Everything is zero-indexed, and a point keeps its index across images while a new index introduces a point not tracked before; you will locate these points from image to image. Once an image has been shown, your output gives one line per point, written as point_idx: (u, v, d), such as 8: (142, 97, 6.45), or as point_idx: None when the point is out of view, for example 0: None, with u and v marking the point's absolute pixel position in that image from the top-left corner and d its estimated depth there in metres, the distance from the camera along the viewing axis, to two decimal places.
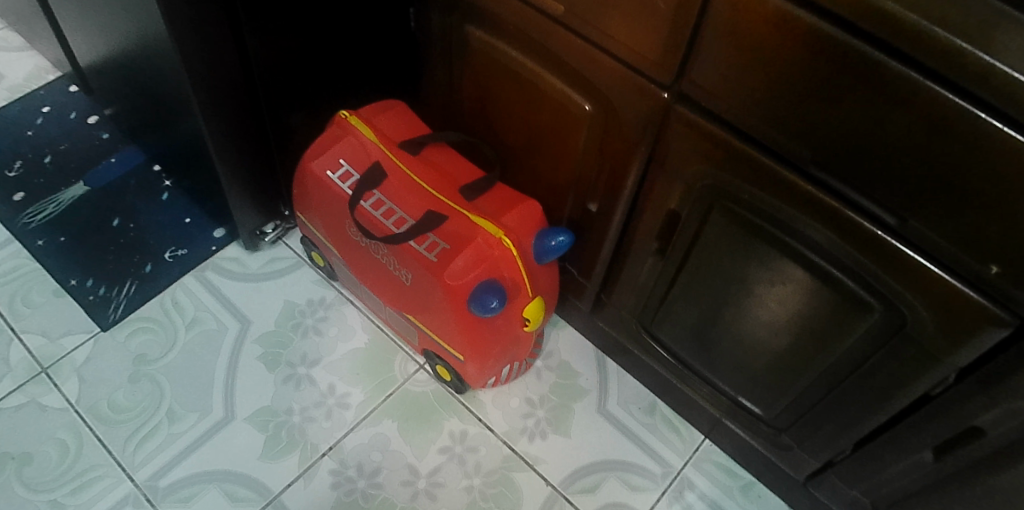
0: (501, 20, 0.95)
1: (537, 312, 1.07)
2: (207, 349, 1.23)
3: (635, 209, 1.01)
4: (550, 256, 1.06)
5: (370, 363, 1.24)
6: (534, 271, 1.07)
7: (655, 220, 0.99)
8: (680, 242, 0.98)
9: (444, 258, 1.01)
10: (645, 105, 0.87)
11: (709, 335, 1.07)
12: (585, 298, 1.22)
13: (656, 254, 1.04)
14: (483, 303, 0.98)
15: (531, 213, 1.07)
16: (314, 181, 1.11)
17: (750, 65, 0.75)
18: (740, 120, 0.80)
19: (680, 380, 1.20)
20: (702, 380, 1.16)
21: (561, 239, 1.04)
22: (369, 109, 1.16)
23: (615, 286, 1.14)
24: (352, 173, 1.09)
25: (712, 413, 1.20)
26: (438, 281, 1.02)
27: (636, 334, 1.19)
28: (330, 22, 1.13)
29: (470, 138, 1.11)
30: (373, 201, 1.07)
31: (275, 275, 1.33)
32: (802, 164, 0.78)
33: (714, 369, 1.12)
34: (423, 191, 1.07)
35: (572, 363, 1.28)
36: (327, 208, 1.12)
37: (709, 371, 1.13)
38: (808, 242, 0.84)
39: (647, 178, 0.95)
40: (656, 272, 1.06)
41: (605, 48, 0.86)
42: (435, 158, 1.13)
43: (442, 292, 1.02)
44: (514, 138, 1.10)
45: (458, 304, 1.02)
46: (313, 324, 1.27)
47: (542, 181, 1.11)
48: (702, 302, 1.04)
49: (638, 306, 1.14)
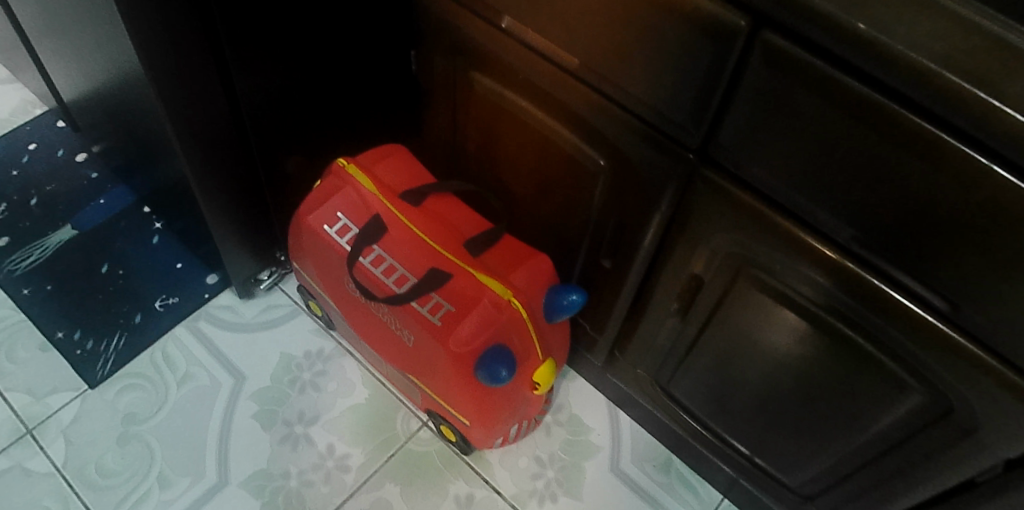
0: (510, 69, 0.88)
1: (547, 375, 1.00)
2: (199, 407, 1.18)
3: (652, 269, 0.94)
4: (561, 316, 0.99)
5: (371, 421, 1.18)
6: (544, 332, 1.00)
7: (674, 283, 0.92)
8: (701, 305, 0.92)
9: (449, 323, 0.95)
10: (665, 166, 0.80)
11: (730, 398, 1.01)
12: (597, 352, 1.15)
13: (675, 316, 0.97)
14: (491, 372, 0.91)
15: (542, 269, 1.00)
16: (310, 234, 1.05)
17: (777, 129, 0.68)
18: (772, 190, 0.73)
19: (698, 440, 1.13)
20: (722, 442, 1.09)
21: (574, 298, 0.97)
22: (368, 156, 1.09)
23: (629, 343, 1.07)
24: (350, 227, 1.03)
25: (730, 474, 1.13)
26: (442, 346, 0.95)
27: (652, 391, 1.12)
28: (323, 61, 1.06)
29: (475, 187, 1.05)
30: (372, 257, 1.01)
31: (270, 325, 1.27)
32: (842, 240, 0.71)
33: (734, 432, 1.05)
34: (426, 246, 1.00)
35: (583, 417, 1.21)
36: (324, 263, 1.06)
37: (729, 433, 1.06)
38: (845, 318, 0.77)
39: (667, 239, 0.88)
40: (674, 333, 0.99)
41: (624, 105, 0.79)
42: (438, 208, 1.06)
43: (447, 358, 0.95)
44: (522, 187, 1.03)
45: (464, 370, 0.96)
46: (310, 379, 1.21)
47: (552, 233, 1.04)
48: (725, 366, 0.97)
49: (654, 365, 1.07)
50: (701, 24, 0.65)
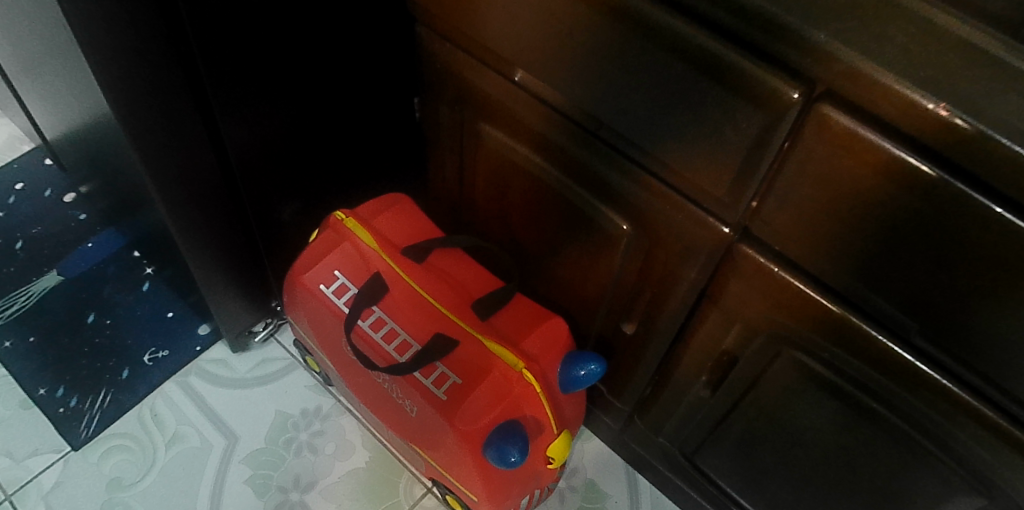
0: (522, 123, 0.81)
1: (562, 450, 0.91)
2: (189, 471, 1.10)
3: (678, 340, 0.85)
4: (578, 387, 0.90)
5: (371, 487, 1.10)
6: (559, 404, 0.91)
7: (704, 356, 0.83)
8: (731, 382, 0.83)
9: (455, 396, 0.86)
10: (695, 235, 0.72)
11: (762, 476, 0.91)
12: (615, 417, 1.06)
13: (705, 389, 0.87)
14: (500, 454, 0.82)
15: (557, 334, 0.92)
16: (305, 294, 0.97)
17: (828, 205, 0.59)
18: (820, 272, 0.65)
19: None
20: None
21: (592, 368, 0.88)
22: (368, 208, 1.01)
23: (650, 412, 0.98)
24: (349, 287, 0.95)
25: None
26: (447, 422, 0.87)
27: (676, 461, 1.02)
28: (320, 105, 0.99)
29: (483, 243, 0.97)
30: (372, 320, 0.93)
31: (266, 380, 1.20)
32: (902, 330, 0.63)
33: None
34: (431, 309, 0.93)
35: (599, 483, 1.13)
36: (319, 324, 0.98)
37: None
38: (900, 411, 0.69)
39: (697, 311, 0.80)
40: (701, 408, 0.90)
41: (649, 168, 0.71)
42: (442, 266, 0.98)
43: (453, 435, 0.87)
44: (535, 244, 0.95)
45: (471, 448, 0.87)
46: (307, 439, 1.14)
47: (567, 293, 0.96)
48: (759, 444, 0.87)
49: (678, 436, 0.97)
50: (742, 90, 0.58)
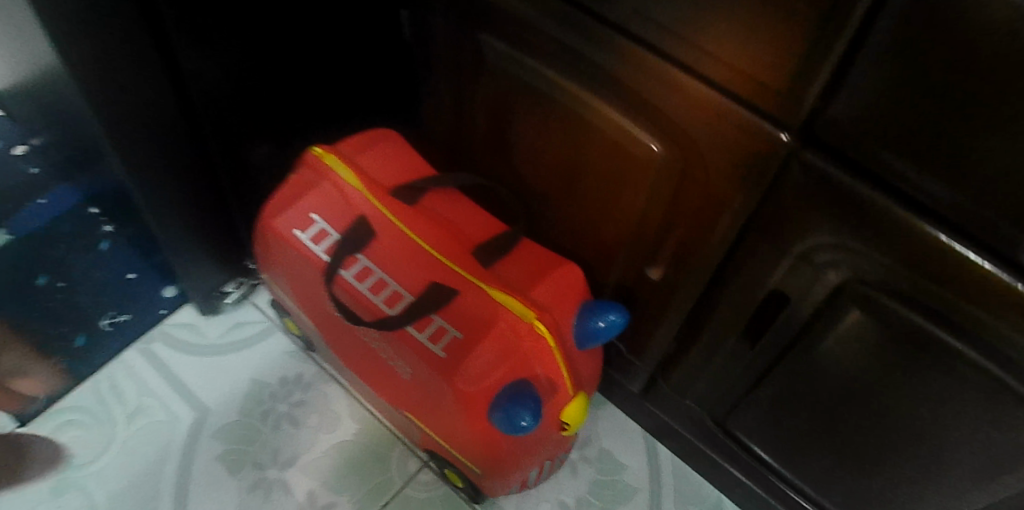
0: (531, 27, 0.68)
1: (579, 414, 0.79)
2: (153, 447, 0.98)
3: (714, 283, 0.73)
4: (596, 341, 0.78)
5: (360, 462, 0.98)
6: (575, 361, 0.79)
7: (745, 300, 0.71)
8: (777, 329, 0.71)
9: (455, 354, 0.74)
10: (745, 147, 0.60)
11: (807, 441, 0.80)
12: (634, 379, 0.94)
13: (745, 341, 0.75)
14: (510, 418, 0.70)
15: (570, 282, 0.79)
16: (278, 242, 0.84)
17: (928, 92, 0.48)
18: (906, 184, 0.53)
19: (759, 485, 0.93)
20: (792, 488, 0.88)
21: (611, 319, 0.77)
22: (350, 143, 0.88)
23: (677, 371, 0.86)
24: (329, 232, 0.82)
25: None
26: (446, 383, 0.75)
27: (704, 427, 0.91)
28: (293, 25, 0.86)
29: (484, 181, 0.84)
30: (356, 269, 0.80)
31: (240, 346, 1.08)
32: (1010, 251, 0.51)
33: (809, 480, 0.84)
34: (425, 255, 0.80)
35: (614, 453, 1.02)
36: (296, 276, 0.85)
37: (802, 480, 0.85)
38: (994, 356, 0.57)
39: (741, 245, 0.67)
40: (738, 363, 0.78)
41: (690, 68, 0.59)
42: (438, 208, 0.85)
43: (454, 398, 0.75)
44: (544, 179, 0.82)
45: (474, 412, 0.75)
46: (287, 411, 1.01)
47: (583, 236, 0.84)
48: (805, 403, 0.76)
49: (708, 397, 0.86)
50: None
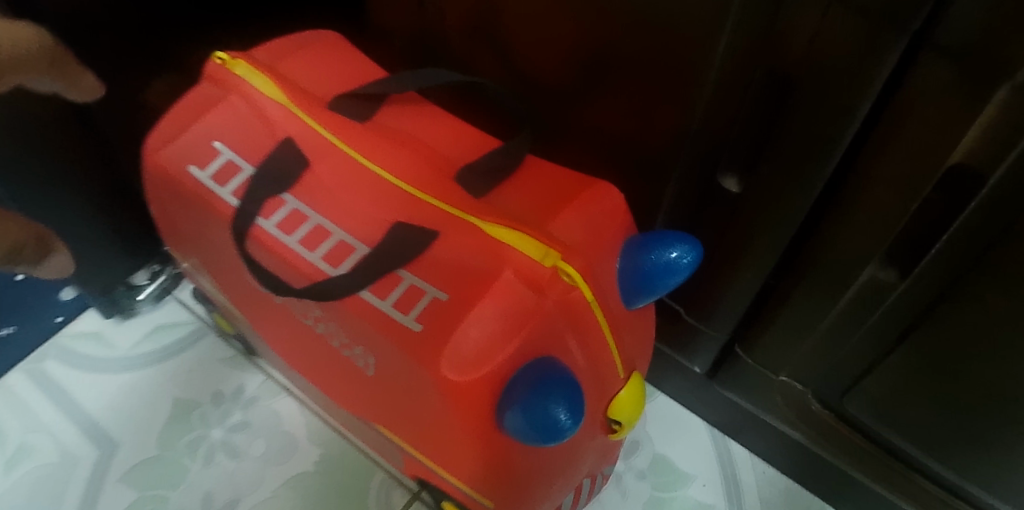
0: None
1: (635, 405, 0.52)
2: (42, 501, 0.72)
3: (838, 180, 0.46)
4: (653, 292, 0.51)
5: (325, 500, 0.72)
6: (623, 327, 0.52)
7: (897, 203, 0.43)
8: (947, 249, 0.43)
9: (435, 325, 0.46)
10: None
11: (983, 429, 0.51)
12: (699, 355, 0.67)
13: (887, 269, 0.48)
14: (536, 417, 0.43)
15: (607, 209, 0.52)
16: (169, 190, 0.57)
17: None
18: None
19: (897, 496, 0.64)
20: (949, 494, 0.60)
21: (673, 257, 0.50)
22: (273, 47, 0.61)
23: (768, 336, 0.58)
24: (240, 165, 0.55)
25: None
26: (424, 376, 0.47)
27: (806, 414, 0.64)
28: None
29: (462, 77, 0.56)
30: (282, 216, 0.53)
31: (160, 356, 0.81)
32: None
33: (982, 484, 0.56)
34: (383, 187, 0.53)
35: (675, 459, 0.74)
36: (204, 238, 0.58)
37: (969, 483, 0.57)
38: None
39: (891, 103, 0.40)
40: (871, 309, 0.50)
41: None
42: (400, 123, 0.58)
43: (439, 399, 0.48)
44: (553, 62, 0.55)
45: (473, 417, 0.47)
46: (223, 437, 0.75)
47: (618, 142, 0.56)
48: (990, 371, 0.47)
49: (817, 367, 0.58)
50: None
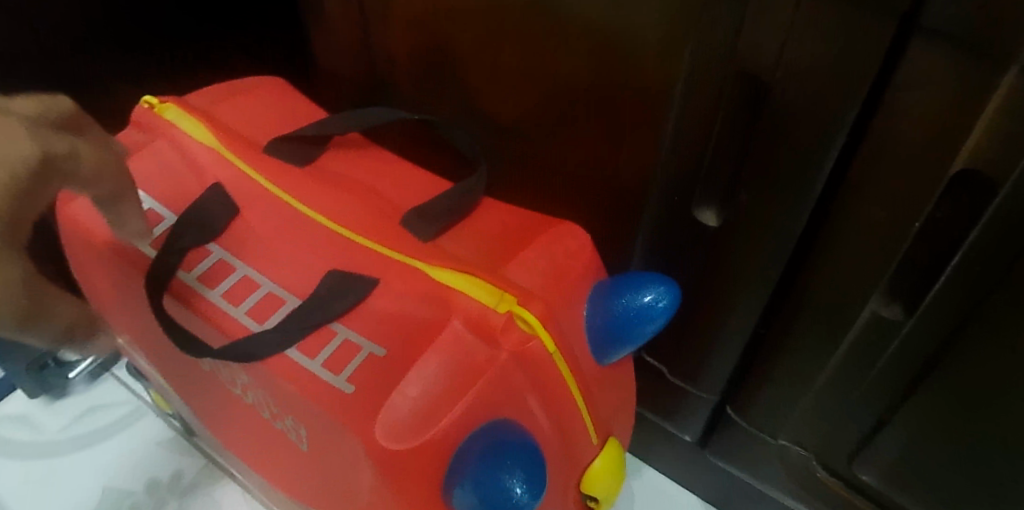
0: None
1: (613, 476, 0.45)
2: None
3: (832, 205, 0.40)
4: (629, 344, 0.45)
5: None
6: (595, 385, 0.45)
7: (894, 222, 0.38)
8: (957, 277, 0.37)
9: (365, 387, 0.40)
10: None
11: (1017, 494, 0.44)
12: (688, 422, 0.60)
13: (890, 305, 0.42)
14: (489, 492, 0.36)
15: (571, 249, 0.46)
16: (84, 244, 0.51)
17: None
18: None
19: None
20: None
21: (648, 301, 0.44)
22: (210, 92, 0.56)
23: (765, 389, 0.52)
24: (160, 214, 0.50)
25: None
26: (354, 451, 0.40)
27: (811, 483, 0.56)
28: None
29: (406, 115, 0.50)
30: (207, 268, 0.47)
31: (90, 440, 0.73)
32: None
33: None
34: (320, 232, 0.47)
35: None
36: (124, 297, 0.52)
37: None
38: None
39: (882, 108, 0.35)
40: (876, 352, 0.44)
41: None
42: (345, 167, 0.52)
43: (372, 479, 0.40)
44: (512, 95, 0.50)
45: (410, 499, 0.39)
46: None
47: (586, 181, 0.51)
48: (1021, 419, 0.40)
49: (819, 426, 0.51)
50: None
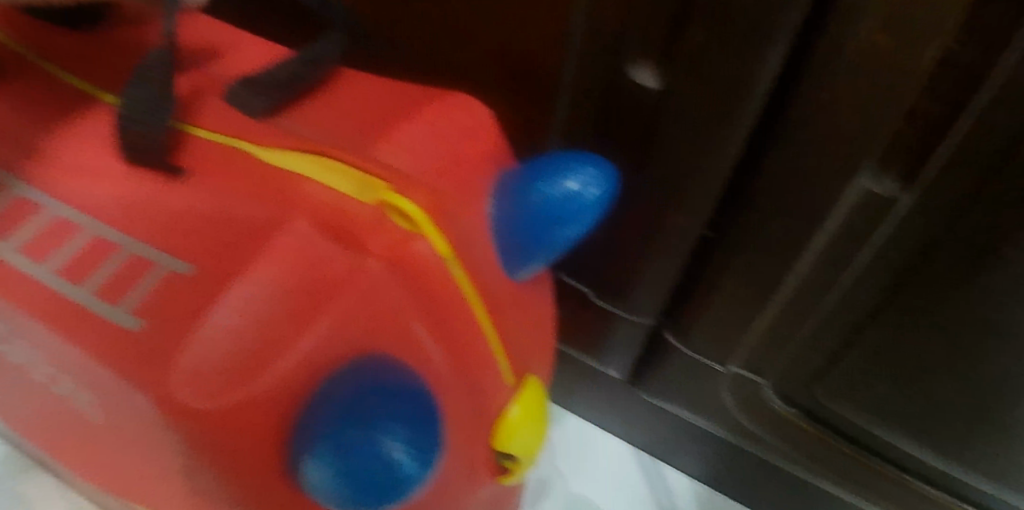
0: None
1: (536, 418, 0.33)
2: None
3: (817, 43, 0.28)
4: (546, 254, 0.32)
5: None
6: (508, 307, 0.33)
7: (908, 47, 0.27)
8: (974, 128, 0.27)
9: (155, 324, 0.26)
10: None
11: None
12: (615, 357, 0.49)
13: (884, 180, 0.31)
14: (366, 466, 0.24)
15: (463, 126, 0.33)
16: None
17: None
18: None
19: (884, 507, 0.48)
20: (963, 503, 0.44)
21: (571, 190, 0.31)
22: None
23: (713, 307, 0.41)
24: None
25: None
26: (151, 420, 0.26)
27: (762, 416, 0.47)
28: None
29: None
30: None
31: None
32: None
33: (1016, 489, 0.41)
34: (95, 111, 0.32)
35: (595, 500, 0.55)
36: None
37: (998, 489, 0.41)
38: None
39: None
40: (860, 245, 0.34)
41: None
42: None
43: (183, 458, 0.26)
44: None
45: (239, 483, 0.26)
46: None
47: (475, 44, 0.37)
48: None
49: (779, 349, 0.42)
50: None
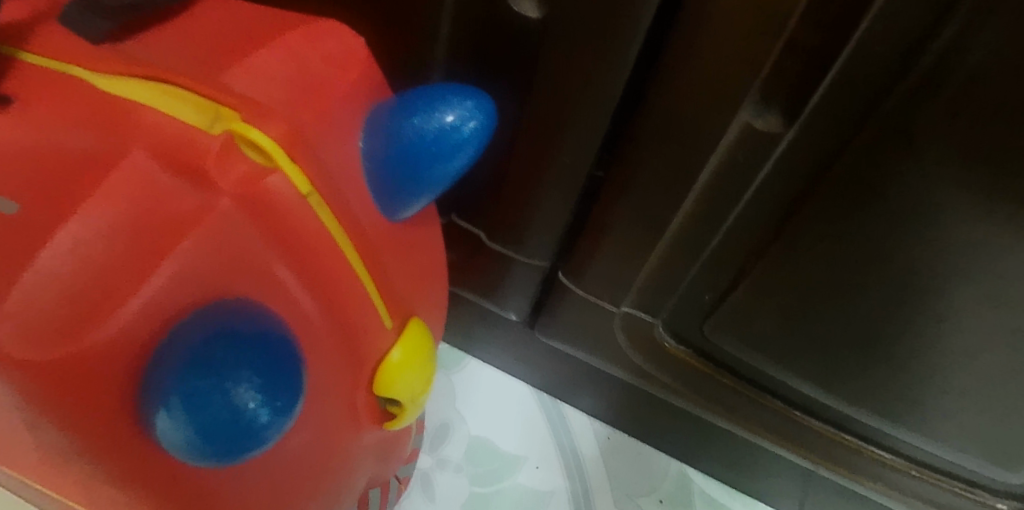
0: None
1: (421, 356, 0.32)
2: None
3: None
4: (427, 193, 0.31)
5: None
6: (386, 248, 0.31)
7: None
8: (853, 61, 0.27)
9: None
10: None
11: (894, 340, 0.38)
12: (513, 300, 0.49)
13: (766, 115, 0.31)
14: (222, 413, 0.22)
15: (331, 56, 0.31)
16: None
17: None
18: None
19: (770, 437, 0.50)
20: (840, 431, 0.47)
21: (450, 123, 0.30)
22: None
23: (606, 246, 0.41)
24: None
25: (859, 493, 0.52)
26: None
27: (655, 354, 0.47)
28: None
29: None
30: None
31: None
32: None
33: (884, 414, 0.43)
34: None
35: (497, 441, 0.55)
36: None
37: (869, 415, 0.44)
38: None
39: None
40: (744, 181, 0.34)
41: None
42: None
43: (18, 414, 0.24)
44: None
45: (82, 439, 0.24)
46: None
47: None
48: (916, 246, 0.32)
49: (670, 287, 0.42)
50: None
